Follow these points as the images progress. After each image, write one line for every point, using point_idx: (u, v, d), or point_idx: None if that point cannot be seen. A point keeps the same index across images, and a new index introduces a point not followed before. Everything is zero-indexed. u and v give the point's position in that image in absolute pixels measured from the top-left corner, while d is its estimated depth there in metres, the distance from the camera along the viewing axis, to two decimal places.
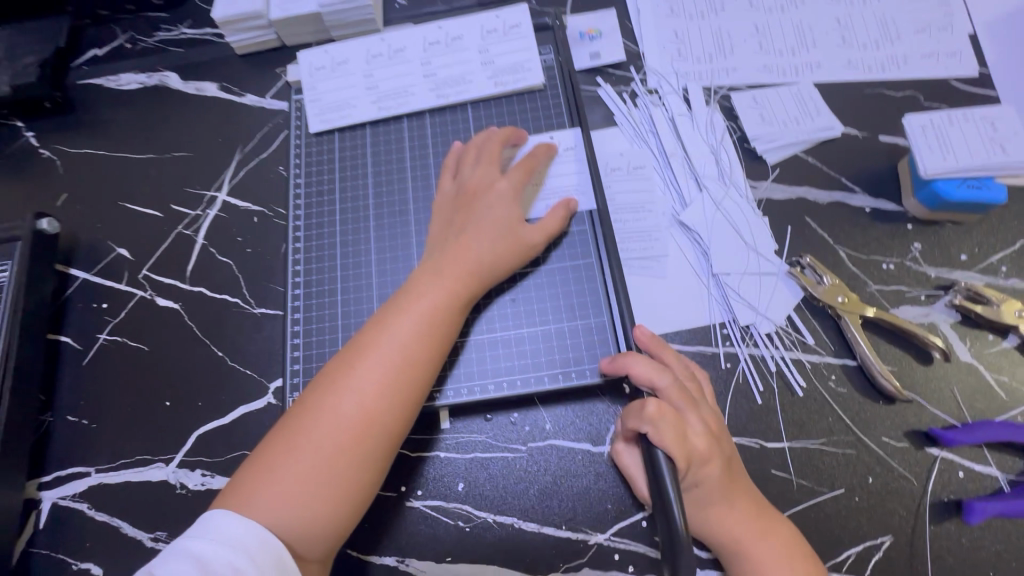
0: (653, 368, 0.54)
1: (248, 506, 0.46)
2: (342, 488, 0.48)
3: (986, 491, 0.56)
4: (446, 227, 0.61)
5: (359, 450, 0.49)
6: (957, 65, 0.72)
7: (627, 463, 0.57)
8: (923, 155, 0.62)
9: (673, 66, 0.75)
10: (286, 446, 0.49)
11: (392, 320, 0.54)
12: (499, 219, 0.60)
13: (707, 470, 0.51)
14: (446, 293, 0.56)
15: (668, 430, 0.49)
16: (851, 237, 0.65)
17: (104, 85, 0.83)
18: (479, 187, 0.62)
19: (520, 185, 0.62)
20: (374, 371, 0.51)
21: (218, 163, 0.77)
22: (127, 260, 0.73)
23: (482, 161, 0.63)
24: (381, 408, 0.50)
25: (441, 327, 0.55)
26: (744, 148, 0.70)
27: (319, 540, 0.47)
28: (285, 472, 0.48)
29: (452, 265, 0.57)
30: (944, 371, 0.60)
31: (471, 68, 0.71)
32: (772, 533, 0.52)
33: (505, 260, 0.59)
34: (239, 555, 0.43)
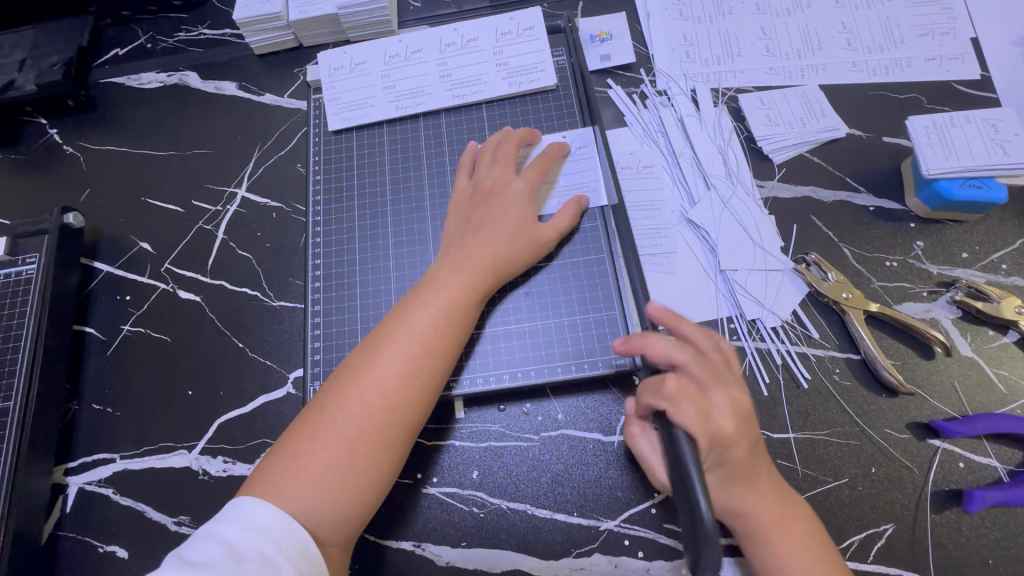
0: (671, 346, 0.50)
1: (274, 491, 0.48)
2: (365, 473, 0.50)
3: (986, 481, 0.57)
4: (462, 223, 0.63)
5: (381, 437, 0.51)
6: (960, 68, 0.74)
7: (644, 446, 0.55)
8: (925, 155, 0.64)
9: (682, 68, 0.77)
10: (310, 433, 0.51)
11: (412, 312, 0.56)
12: (514, 218, 0.62)
13: (735, 456, 0.48)
14: (463, 287, 0.58)
15: (688, 408, 0.44)
16: (855, 235, 0.67)
17: (126, 84, 0.85)
18: (495, 187, 0.64)
19: (535, 185, 0.64)
20: (396, 360, 0.53)
21: (237, 160, 0.79)
22: (149, 254, 0.75)
23: (497, 161, 0.65)
24: (403, 396, 0.52)
25: (458, 320, 0.57)
26: (752, 148, 0.72)
27: (342, 524, 0.49)
28: (309, 458, 0.49)
29: (469, 260, 0.59)
30: (945, 365, 0.61)
31: (485, 68, 0.73)
32: (793, 519, 0.50)
33: (519, 256, 0.61)
34: (265, 540, 0.44)
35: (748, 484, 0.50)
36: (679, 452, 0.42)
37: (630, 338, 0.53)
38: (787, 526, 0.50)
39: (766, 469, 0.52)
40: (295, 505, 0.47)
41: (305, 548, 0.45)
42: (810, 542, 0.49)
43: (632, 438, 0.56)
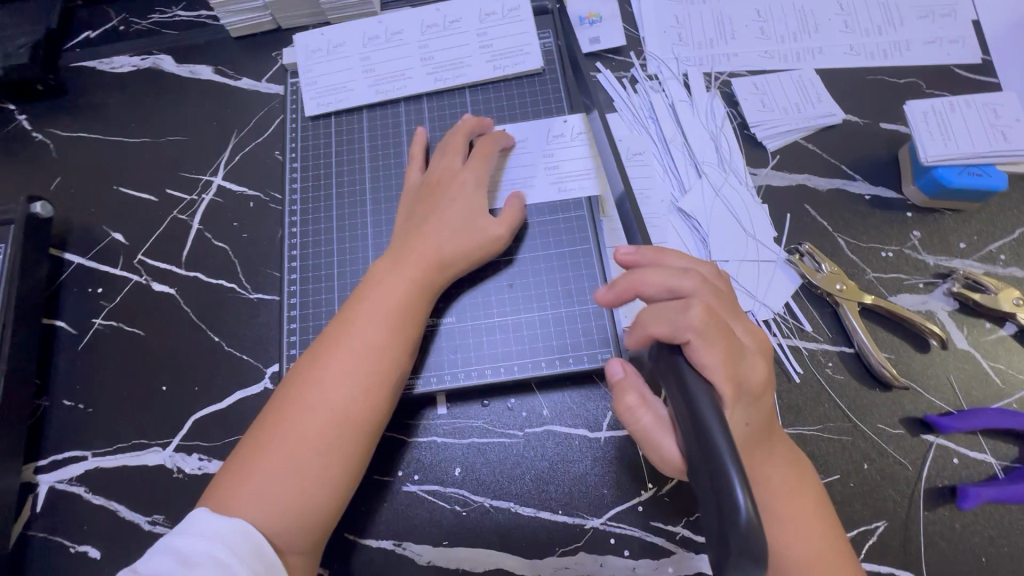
0: (670, 275, 0.46)
1: (227, 504, 0.46)
2: (320, 479, 0.48)
3: (981, 477, 0.56)
4: (409, 217, 0.61)
5: (333, 442, 0.49)
6: (960, 51, 0.72)
7: (646, 423, 0.45)
8: (924, 141, 0.62)
9: (673, 51, 0.74)
10: (259, 444, 0.49)
11: (355, 314, 0.54)
12: (459, 211, 0.59)
13: (755, 410, 0.44)
14: (408, 284, 0.56)
15: (717, 339, 0.41)
16: (850, 224, 0.65)
17: (97, 68, 0.82)
18: (443, 178, 0.61)
19: (483, 175, 0.62)
20: (341, 363, 0.51)
21: (213, 147, 0.76)
22: (122, 245, 0.73)
23: (446, 152, 0.63)
24: (351, 399, 0.50)
25: (405, 318, 0.55)
26: (744, 135, 0.70)
27: (304, 531, 0.48)
28: (261, 469, 0.48)
29: (414, 255, 0.57)
30: (941, 358, 0.60)
31: (468, 51, 0.70)
32: (807, 483, 0.47)
33: (468, 250, 0.59)
34: (215, 543, 0.42)
35: (763, 448, 0.46)
36: (693, 399, 0.38)
37: (614, 282, 0.48)
38: (798, 497, 0.46)
39: (778, 433, 0.48)
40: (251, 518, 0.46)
41: (263, 548, 0.44)
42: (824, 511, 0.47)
43: (629, 414, 0.46)
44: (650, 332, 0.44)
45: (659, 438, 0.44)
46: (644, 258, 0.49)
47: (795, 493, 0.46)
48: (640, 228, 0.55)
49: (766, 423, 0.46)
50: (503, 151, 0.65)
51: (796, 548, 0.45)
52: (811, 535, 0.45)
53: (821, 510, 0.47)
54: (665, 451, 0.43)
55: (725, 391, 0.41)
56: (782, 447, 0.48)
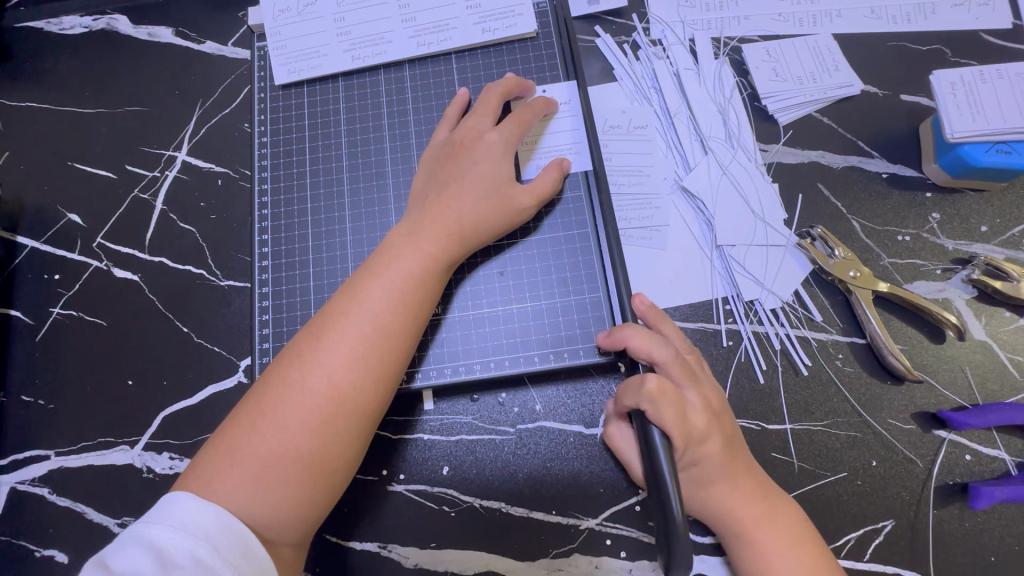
0: (653, 342, 0.49)
1: (209, 490, 0.42)
2: (313, 470, 0.44)
3: (993, 474, 0.53)
4: (429, 182, 0.56)
5: (330, 428, 0.45)
6: (990, 15, 0.66)
7: (614, 437, 0.54)
8: (950, 116, 0.57)
9: (679, 14, 0.68)
10: (248, 424, 0.45)
11: (363, 287, 0.49)
12: (484, 177, 0.54)
13: (707, 449, 0.47)
14: (423, 257, 0.51)
15: (668, 408, 0.45)
16: (865, 205, 0.61)
17: (45, 29, 0.73)
18: (468, 139, 0.56)
19: (513, 140, 0.56)
20: (345, 342, 0.47)
21: (175, 119, 0.69)
22: (79, 227, 0.67)
23: (481, 112, 0.57)
24: (354, 384, 0.46)
25: (418, 294, 0.50)
26: (755, 107, 0.64)
27: (290, 523, 0.44)
28: (249, 451, 0.43)
29: (430, 225, 0.52)
30: (957, 350, 0.56)
31: (455, 12, 0.63)
32: (776, 516, 0.47)
33: (490, 222, 0.54)
34: (199, 543, 0.38)
35: (723, 479, 0.47)
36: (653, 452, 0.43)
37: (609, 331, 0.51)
38: (767, 525, 0.47)
39: (742, 459, 0.48)
40: (233, 507, 0.42)
41: (251, 549, 0.40)
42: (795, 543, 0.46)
43: (603, 437, 0.55)
44: (622, 401, 0.48)
45: (625, 458, 0.53)
46: (647, 314, 0.53)
47: (764, 520, 0.47)
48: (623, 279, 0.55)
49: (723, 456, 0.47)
50: (544, 118, 0.59)
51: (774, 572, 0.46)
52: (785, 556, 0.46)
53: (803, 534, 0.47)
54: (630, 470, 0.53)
55: (676, 440, 0.45)
56: (746, 480, 0.48)
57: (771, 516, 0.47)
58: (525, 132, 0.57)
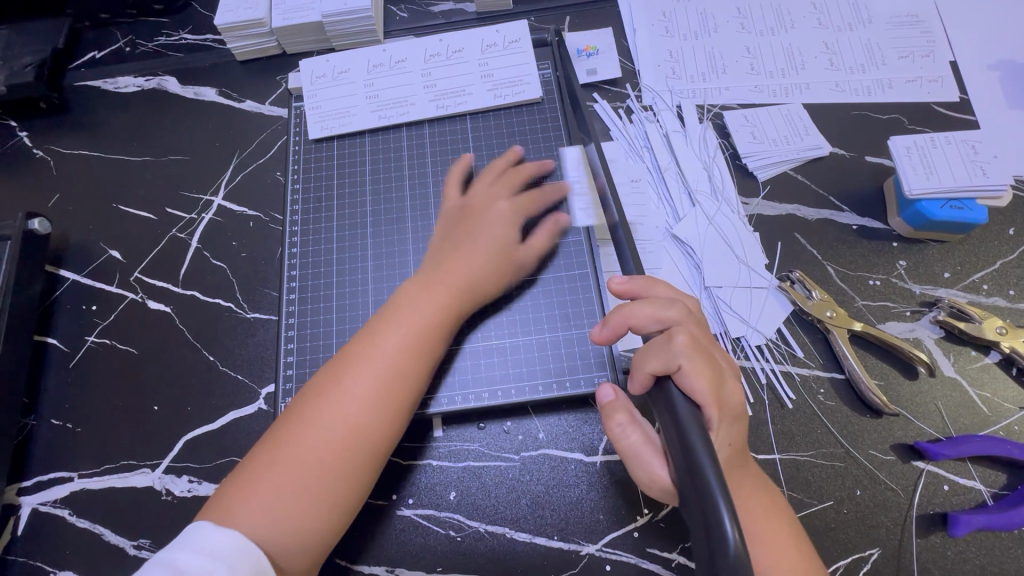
0: (660, 307, 0.48)
1: (230, 519, 0.45)
2: (326, 502, 0.48)
3: (972, 504, 0.56)
4: (446, 238, 0.62)
5: (345, 463, 0.49)
6: (939, 90, 0.75)
7: (634, 441, 0.48)
8: (907, 175, 0.64)
9: (667, 83, 0.77)
10: (266, 458, 0.48)
11: (382, 331, 0.54)
12: (493, 242, 0.60)
13: (738, 428, 0.46)
14: (437, 305, 0.56)
15: (702, 368, 0.43)
16: (838, 252, 0.67)
17: (102, 87, 0.82)
18: (482, 206, 0.63)
19: (521, 210, 0.64)
20: (363, 381, 0.51)
21: (214, 167, 0.77)
22: (119, 262, 0.73)
23: (496, 183, 0.65)
24: (367, 420, 0.50)
25: (430, 338, 0.55)
26: (736, 165, 0.72)
27: (301, 554, 0.46)
28: (265, 484, 0.47)
29: (445, 277, 0.57)
30: (929, 385, 0.61)
31: (471, 80, 0.72)
32: (777, 513, 0.48)
33: (495, 279, 0.60)
34: (215, 562, 0.41)
35: (738, 467, 0.47)
36: (683, 421, 0.40)
37: (608, 319, 0.50)
38: (771, 515, 0.47)
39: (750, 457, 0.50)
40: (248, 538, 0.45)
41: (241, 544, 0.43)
42: (796, 543, 0.47)
43: (620, 434, 0.49)
44: (644, 368, 0.44)
45: (648, 458, 0.47)
46: (636, 285, 0.52)
47: (768, 511, 0.48)
48: (633, 256, 0.57)
49: (743, 441, 0.48)
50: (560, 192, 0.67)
51: (778, 569, 0.45)
52: (786, 554, 0.46)
53: (796, 530, 0.48)
54: (657, 472, 0.46)
55: (710, 407, 0.42)
56: (752, 469, 0.49)
57: (776, 508, 0.48)
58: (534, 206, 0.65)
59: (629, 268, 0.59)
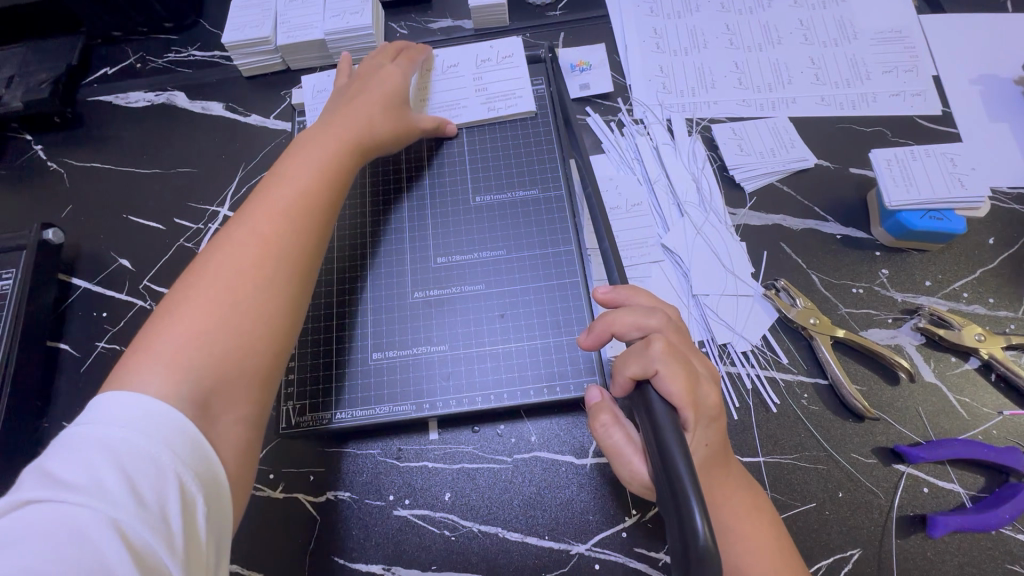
0: (640, 314, 0.51)
1: (153, 345, 0.45)
2: (250, 309, 0.49)
3: (951, 506, 0.58)
4: (336, 105, 0.67)
5: (263, 270, 0.51)
6: (922, 104, 0.77)
7: (616, 441, 0.51)
8: (888, 187, 0.66)
9: (658, 98, 0.80)
10: (183, 286, 0.49)
11: (282, 170, 0.58)
12: (385, 91, 0.68)
13: (714, 429, 0.48)
14: (335, 143, 0.61)
15: (678, 372, 0.46)
16: (823, 262, 0.69)
17: (114, 102, 0.86)
18: (367, 70, 0.70)
19: (406, 69, 0.72)
20: (270, 204, 0.54)
21: (220, 179, 0.80)
22: (128, 271, 0.75)
23: (377, 53, 0.73)
24: (276, 231, 0.53)
25: (334, 170, 0.60)
26: (724, 176, 0.74)
27: (238, 362, 0.47)
28: (188, 306, 0.47)
29: (340, 126, 0.63)
30: (910, 391, 0.63)
31: (465, 93, 0.75)
32: (757, 513, 0.50)
33: (395, 125, 0.67)
34: (140, 438, 0.39)
35: (716, 467, 0.49)
36: (659, 422, 0.43)
37: (593, 326, 0.53)
38: (751, 516, 0.49)
39: (730, 459, 0.52)
40: (176, 361, 0.44)
41: (151, 408, 0.40)
42: (776, 543, 0.49)
43: (603, 433, 0.52)
44: (625, 372, 0.47)
45: (630, 457, 0.50)
46: (619, 294, 0.54)
47: (748, 511, 0.49)
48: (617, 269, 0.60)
49: (721, 441, 0.50)
50: (424, 63, 0.76)
51: (757, 566, 0.47)
52: (763, 554, 0.48)
53: (775, 529, 0.50)
54: (637, 470, 0.49)
55: (685, 409, 0.45)
56: (732, 470, 0.51)
57: (756, 508, 0.50)
58: (414, 67, 0.73)
59: (614, 277, 0.62)
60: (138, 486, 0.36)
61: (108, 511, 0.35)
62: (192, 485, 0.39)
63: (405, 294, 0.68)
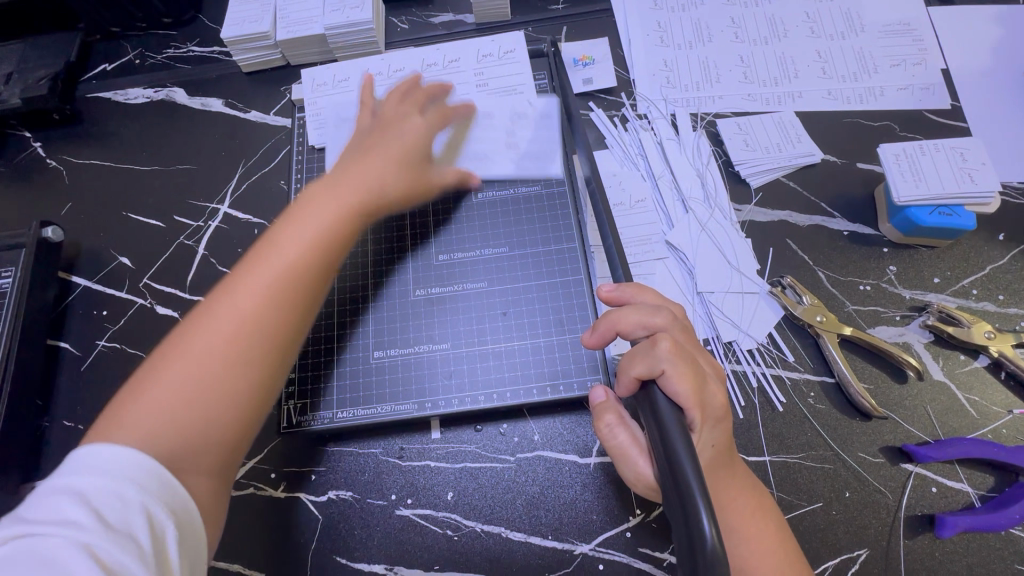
0: (645, 313, 0.50)
1: (113, 428, 0.41)
2: (218, 399, 0.44)
3: (959, 506, 0.57)
4: (355, 151, 0.62)
5: (237, 356, 0.46)
6: (931, 97, 0.76)
7: (621, 441, 0.50)
8: (896, 183, 0.65)
9: (662, 92, 0.79)
10: (157, 362, 0.45)
11: (283, 229, 0.52)
12: (407, 148, 0.62)
13: (720, 429, 0.47)
14: (343, 202, 0.55)
15: (685, 372, 0.45)
16: (830, 259, 0.68)
17: (113, 99, 0.85)
18: (394, 118, 0.65)
19: (433, 126, 0.66)
20: (260, 274, 0.48)
21: (220, 176, 0.79)
22: (128, 269, 0.75)
23: (402, 100, 0.67)
24: (261, 310, 0.47)
25: (337, 235, 0.53)
26: (729, 172, 0.73)
27: (202, 454, 0.43)
28: (158, 388, 0.43)
29: (354, 181, 0.57)
30: (918, 389, 0.62)
31: (466, 89, 0.75)
32: (763, 514, 0.49)
33: (410, 187, 0.62)
34: (106, 474, 0.38)
35: (722, 467, 0.48)
36: (664, 423, 0.42)
37: (597, 324, 0.52)
38: (757, 516, 0.49)
39: (736, 459, 0.51)
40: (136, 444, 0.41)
41: (114, 449, 0.39)
42: (781, 543, 0.48)
43: (607, 432, 0.51)
44: (631, 372, 0.46)
45: (634, 457, 0.49)
46: (623, 292, 0.54)
47: (754, 512, 0.49)
48: (621, 265, 0.59)
49: (727, 441, 0.49)
50: (462, 119, 0.72)
51: (762, 567, 0.47)
52: (769, 555, 0.47)
53: (781, 530, 0.49)
54: (642, 470, 0.48)
55: (691, 409, 0.44)
56: (738, 470, 0.51)
57: (762, 509, 0.49)
58: (445, 124, 0.69)
59: (618, 274, 0.61)
60: (111, 517, 0.36)
61: (81, 542, 0.34)
62: (162, 512, 0.38)
63: (407, 293, 0.67)
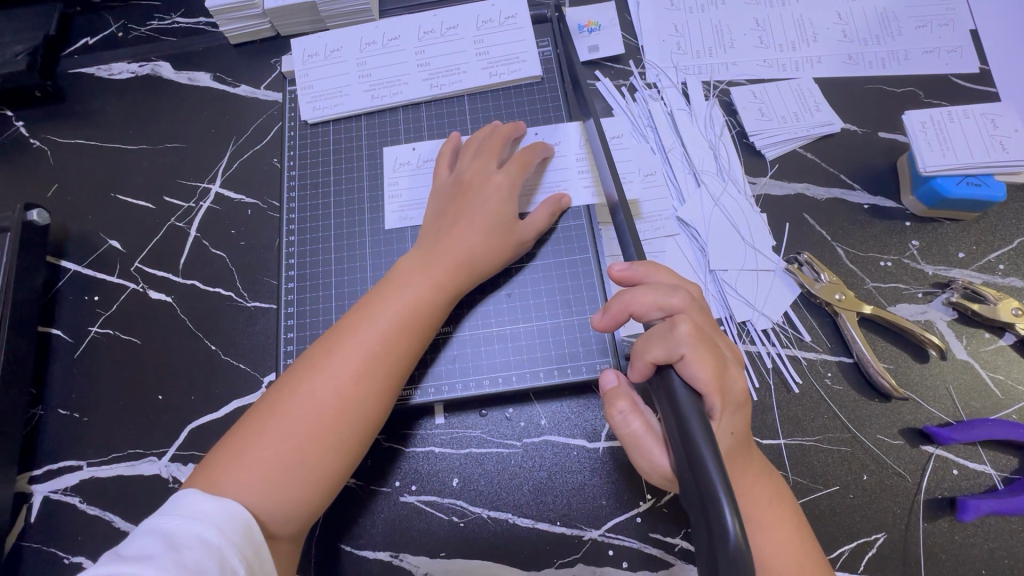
0: (661, 293, 0.47)
1: (216, 488, 0.44)
2: (310, 477, 0.47)
3: (981, 489, 0.55)
4: (439, 215, 0.60)
5: (331, 436, 0.48)
6: (958, 61, 0.72)
7: (635, 429, 0.48)
8: (922, 152, 0.62)
9: (673, 59, 0.74)
10: (255, 428, 0.47)
11: (376, 309, 0.53)
12: (491, 215, 0.59)
13: (739, 416, 0.45)
14: (433, 284, 0.55)
15: (705, 356, 0.42)
16: (848, 234, 0.65)
17: (95, 74, 0.81)
18: (475, 179, 0.61)
19: (517, 180, 0.61)
20: (355, 357, 0.50)
21: (211, 154, 0.76)
22: (119, 253, 0.72)
23: (480, 154, 0.63)
24: (358, 394, 0.49)
25: (426, 316, 0.54)
26: (744, 144, 0.69)
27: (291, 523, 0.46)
28: (255, 458, 0.46)
29: (440, 256, 0.56)
30: (940, 368, 0.59)
31: (466, 58, 0.71)
32: (780, 501, 0.47)
33: (493, 256, 0.59)
34: (206, 525, 0.40)
35: (739, 454, 0.46)
36: (683, 412, 0.40)
37: (608, 306, 0.49)
38: (774, 504, 0.47)
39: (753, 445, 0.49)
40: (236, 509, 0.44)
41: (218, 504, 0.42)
42: (799, 532, 0.47)
43: (621, 420, 0.48)
44: (646, 356, 0.43)
45: (648, 445, 0.47)
46: (636, 271, 0.51)
47: (771, 499, 0.47)
48: (635, 242, 0.55)
49: (745, 427, 0.46)
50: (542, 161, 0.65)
51: (779, 556, 0.45)
52: (787, 545, 0.46)
53: (798, 517, 0.48)
54: (657, 459, 0.46)
55: (711, 395, 0.41)
56: (755, 455, 0.49)
57: (779, 496, 0.48)
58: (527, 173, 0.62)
59: (629, 253, 0.58)
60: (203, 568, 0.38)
61: None
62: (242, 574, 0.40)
63: None
